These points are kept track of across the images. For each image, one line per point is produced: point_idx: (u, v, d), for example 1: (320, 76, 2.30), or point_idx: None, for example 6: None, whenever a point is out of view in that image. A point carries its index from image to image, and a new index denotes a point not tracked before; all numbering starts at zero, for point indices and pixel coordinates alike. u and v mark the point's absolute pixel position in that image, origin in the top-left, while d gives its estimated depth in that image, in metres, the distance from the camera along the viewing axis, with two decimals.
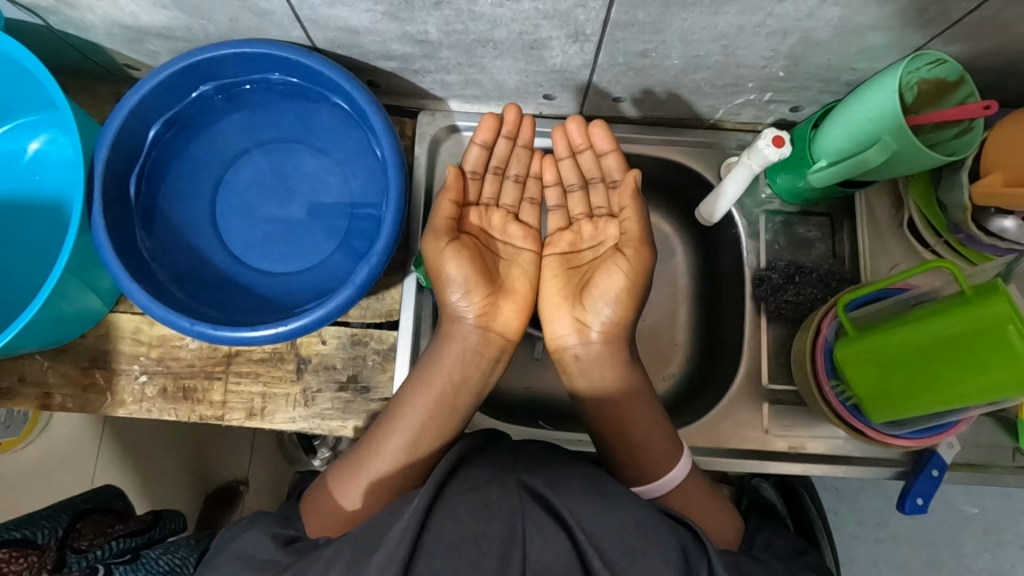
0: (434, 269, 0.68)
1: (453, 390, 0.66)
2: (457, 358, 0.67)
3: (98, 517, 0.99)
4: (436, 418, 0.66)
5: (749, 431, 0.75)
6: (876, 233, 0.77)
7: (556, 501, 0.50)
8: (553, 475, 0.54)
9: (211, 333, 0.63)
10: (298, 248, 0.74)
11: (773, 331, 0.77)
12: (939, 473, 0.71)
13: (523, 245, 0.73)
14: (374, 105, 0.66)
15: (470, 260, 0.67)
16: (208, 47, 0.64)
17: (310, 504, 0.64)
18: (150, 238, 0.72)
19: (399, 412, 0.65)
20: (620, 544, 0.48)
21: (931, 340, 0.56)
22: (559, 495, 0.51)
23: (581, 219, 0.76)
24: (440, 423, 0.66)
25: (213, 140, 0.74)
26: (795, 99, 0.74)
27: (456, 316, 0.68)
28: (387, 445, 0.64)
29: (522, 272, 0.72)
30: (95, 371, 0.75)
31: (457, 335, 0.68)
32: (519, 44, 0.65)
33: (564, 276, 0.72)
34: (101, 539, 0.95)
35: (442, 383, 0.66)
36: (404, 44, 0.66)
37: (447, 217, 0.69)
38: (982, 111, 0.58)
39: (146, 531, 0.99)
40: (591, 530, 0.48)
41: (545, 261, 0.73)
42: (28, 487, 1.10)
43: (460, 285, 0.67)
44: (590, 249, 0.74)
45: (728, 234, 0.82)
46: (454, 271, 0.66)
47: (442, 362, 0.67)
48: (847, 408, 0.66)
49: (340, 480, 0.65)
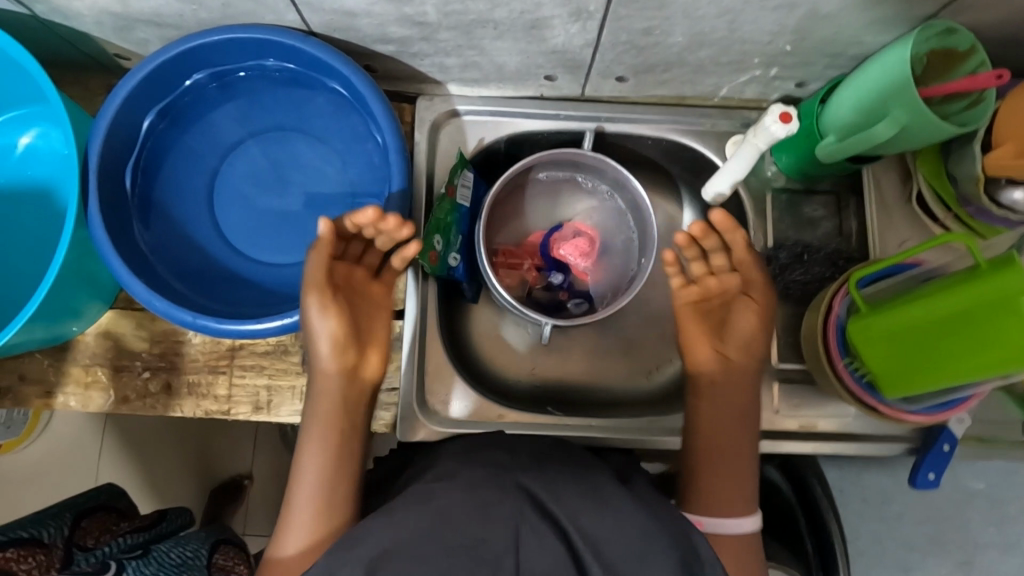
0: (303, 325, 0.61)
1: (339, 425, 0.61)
2: (333, 392, 0.62)
3: (103, 516, 0.97)
4: (336, 467, 0.60)
5: (759, 411, 0.75)
6: (884, 209, 0.76)
7: (555, 509, 0.48)
8: (549, 478, 0.52)
9: (214, 327, 0.62)
10: (298, 239, 0.72)
11: (781, 311, 0.76)
12: (951, 448, 0.71)
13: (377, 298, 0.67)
14: (374, 90, 0.65)
15: (340, 317, 0.61)
16: (202, 34, 0.63)
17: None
18: (147, 231, 0.71)
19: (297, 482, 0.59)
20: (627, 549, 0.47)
21: (943, 315, 0.56)
22: (558, 502, 0.49)
23: (703, 277, 0.72)
24: (344, 450, 0.61)
25: (208, 131, 0.73)
26: (800, 75, 0.73)
27: (319, 365, 0.61)
28: (297, 498, 0.58)
29: (383, 321, 0.67)
30: (97, 368, 0.74)
31: (322, 386, 0.62)
32: (520, 23, 0.63)
33: (699, 313, 0.71)
34: (108, 536, 0.93)
35: (329, 405, 0.62)
36: (402, 26, 0.65)
37: (323, 272, 0.61)
38: (993, 80, 0.58)
39: (152, 527, 0.98)
40: (590, 535, 0.47)
41: (680, 309, 0.72)
42: (31, 487, 1.10)
43: (330, 340, 0.61)
44: (720, 300, 0.71)
45: (734, 214, 0.81)
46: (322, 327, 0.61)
47: (320, 392, 0.62)
48: (861, 385, 0.66)
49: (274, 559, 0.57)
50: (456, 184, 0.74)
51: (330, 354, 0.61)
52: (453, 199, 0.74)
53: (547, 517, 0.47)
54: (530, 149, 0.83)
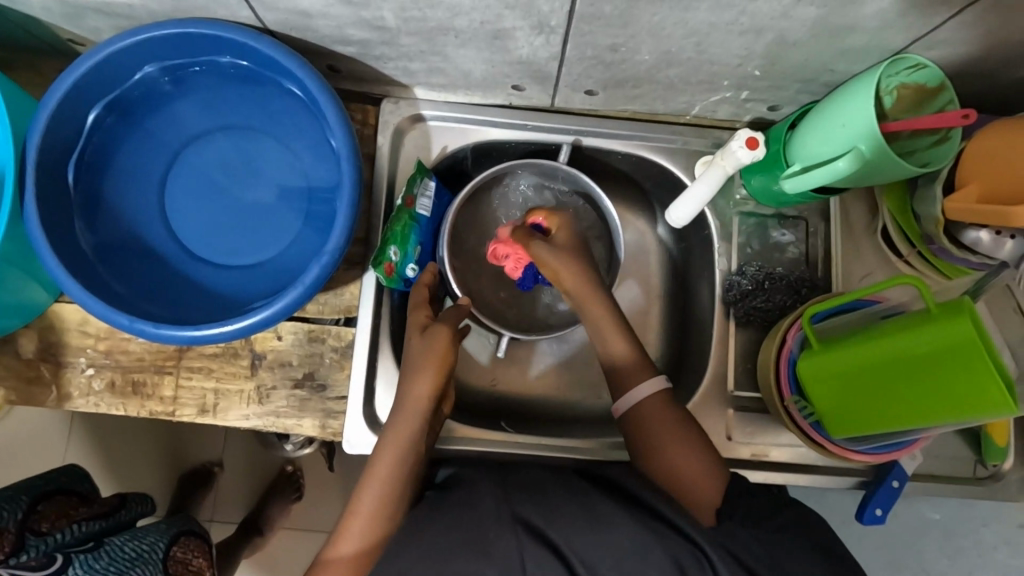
0: (420, 368, 0.66)
1: (397, 476, 0.63)
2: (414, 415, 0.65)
3: (63, 499, 0.92)
4: (385, 521, 0.63)
5: (712, 437, 0.74)
6: (850, 239, 0.75)
7: (552, 534, 0.55)
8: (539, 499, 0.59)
9: (152, 333, 0.61)
10: (253, 241, 0.70)
11: (741, 337, 0.75)
12: (900, 485, 0.70)
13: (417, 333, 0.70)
14: (328, 95, 0.62)
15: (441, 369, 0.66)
16: (151, 27, 0.60)
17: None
18: (93, 228, 0.68)
19: (342, 532, 0.62)
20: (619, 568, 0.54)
21: (902, 360, 0.54)
22: (554, 529, 0.56)
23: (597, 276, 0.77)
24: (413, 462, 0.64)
25: (159, 125, 0.70)
26: (772, 98, 0.71)
27: (412, 397, 0.65)
28: (367, 497, 0.62)
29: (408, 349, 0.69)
30: (40, 363, 0.72)
31: (407, 402, 0.65)
32: (482, 33, 0.61)
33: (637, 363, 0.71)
34: (64, 521, 0.89)
35: (408, 428, 0.64)
36: (361, 29, 0.62)
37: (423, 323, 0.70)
38: (960, 120, 0.56)
39: (113, 514, 0.97)
40: (589, 559, 0.54)
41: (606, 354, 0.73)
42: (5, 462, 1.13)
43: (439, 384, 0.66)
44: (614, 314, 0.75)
45: (700, 235, 0.79)
46: (432, 381, 0.66)
47: (403, 408, 0.65)
48: (809, 423, 0.65)
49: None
50: (416, 194, 0.73)
51: (421, 404, 0.65)
52: (412, 209, 0.72)
53: (544, 544, 0.55)
54: (499, 158, 0.81)
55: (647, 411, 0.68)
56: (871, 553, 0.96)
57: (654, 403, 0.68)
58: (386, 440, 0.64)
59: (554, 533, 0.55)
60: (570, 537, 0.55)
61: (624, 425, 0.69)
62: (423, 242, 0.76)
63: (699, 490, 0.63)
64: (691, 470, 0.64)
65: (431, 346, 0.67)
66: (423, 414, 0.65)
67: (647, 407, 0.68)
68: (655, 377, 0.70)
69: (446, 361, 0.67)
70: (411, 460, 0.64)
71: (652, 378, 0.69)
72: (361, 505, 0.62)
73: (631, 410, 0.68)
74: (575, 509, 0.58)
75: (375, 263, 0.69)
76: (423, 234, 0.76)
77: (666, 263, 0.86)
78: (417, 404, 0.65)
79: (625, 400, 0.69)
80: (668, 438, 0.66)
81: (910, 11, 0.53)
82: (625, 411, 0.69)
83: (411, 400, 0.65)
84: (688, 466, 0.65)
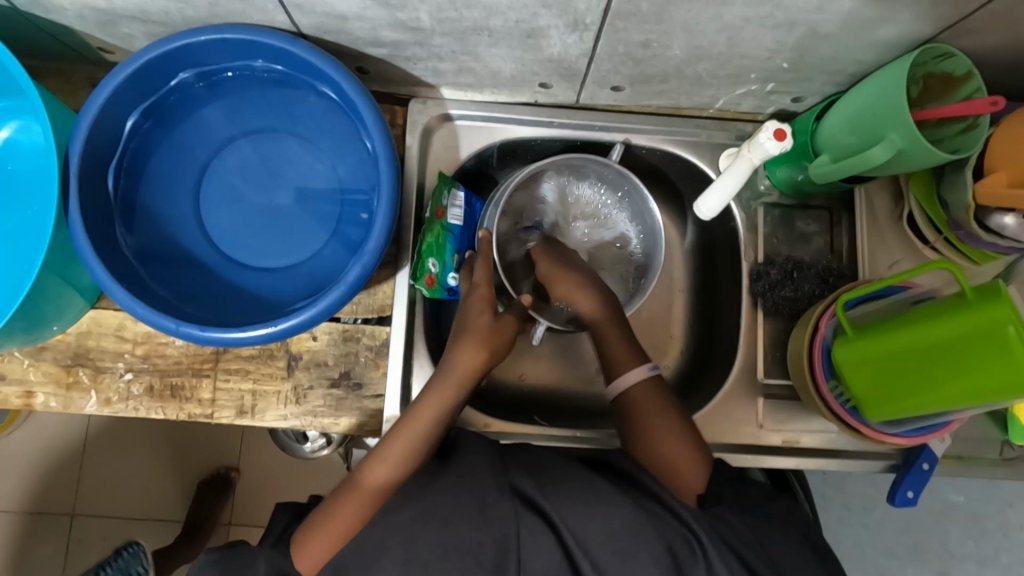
0: (471, 345, 0.69)
1: (428, 434, 0.66)
2: (458, 384, 0.68)
3: None
4: (405, 474, 0.66)
5: (743, 426, 0.75)
6: (876, 227, 0.76)
7: (547, 506, 0.59)
8: (544, 478, 0.62)
9: (198, 335, 0.61)
10: (288, 241, 0.71)
11: (770, 326, 0.76)
12: (930, 467, 0.71)
13: (479, 311, 0.72)
14: (364, 96, 0.63)
15: (485, 348, 0.70)
16: (187, 32, 0.61)
17: (300, 546, 0.63)
18: (131, 234, 0.69)
19: (368, 474, 0.66)
20: (609, 545, 0.57)
21: (937, 343, 0.55)
22: (549, 501, 0.59)
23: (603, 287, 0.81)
24: (443, 427, 0.67)
25: (194, 129, 0.71)
26: (797, 90, 0.72)
27: (459, 368, 0.68)
28: (392, 453, 0.66)
29: (466, 314, 0.72)
30: (78, 369, 0.73)
31: (457, 373, 0.68)
32: (515, 32, 0.62)
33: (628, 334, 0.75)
34: None
35: (451, 395, 0.68)
36: (395, 31, 0.63)
37: (483, 299, 0.72)
38: (988, 107, 0.58)
39: None
40: (578, 534, 0.57)
41: (599, 324, 0.75)
42: (23, 472, 1.23)
43: (482, 364, 0.70)
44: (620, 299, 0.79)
45: (725, 227, 0.81)
46: (474, 358, 0.69)
47: (451, 373, 0.68)
48: (844, 408, 0.67)
49: (317, 527, 0.63)
50: (446, 205, 0.75)
51: (468, 378, 0.68)
52: (444, 220, 0.75)
53: (538, 514, 0.58)
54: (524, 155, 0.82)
55: (638, 399, 0.71)
56: (895, 536, 0.98)
57: (643, 390, 0.71)
58: (420, 407, 0.67)
59: (549, 505, 0.58)
60: (564, 510, 0.58)
61: (614, 408, 0.73)
62: (459, 247, 0.78)
63: (684, 473, 0.67)
64: (685, 459, 0.68)
65: (479, 327, 0.71)
66: (464, 386, 0.68)
67: (635, 396, 0.71)
68: (642, 366, 0.73)
69: (491, 344, 0.71)
70: (444, 425, 0.67)
71: (641, 367, 0.72)
72: (390, 451, 0.65)
73: (623, 396, 0.72)
74: (576, 487, 0.61)
75: (416, 277, 0.72)
76: (459, 242, 0.78)
77: (689, 255, 0.87)
78: (463, 376, 0.68)
79: (616, 385, 0.72)
80: (661, 421, 0.69)
81: (942, 3, 0.54)
82: (618, 396, 0.72)
83: (458, 373, 0.68)
84: (683, 456, 0.68)
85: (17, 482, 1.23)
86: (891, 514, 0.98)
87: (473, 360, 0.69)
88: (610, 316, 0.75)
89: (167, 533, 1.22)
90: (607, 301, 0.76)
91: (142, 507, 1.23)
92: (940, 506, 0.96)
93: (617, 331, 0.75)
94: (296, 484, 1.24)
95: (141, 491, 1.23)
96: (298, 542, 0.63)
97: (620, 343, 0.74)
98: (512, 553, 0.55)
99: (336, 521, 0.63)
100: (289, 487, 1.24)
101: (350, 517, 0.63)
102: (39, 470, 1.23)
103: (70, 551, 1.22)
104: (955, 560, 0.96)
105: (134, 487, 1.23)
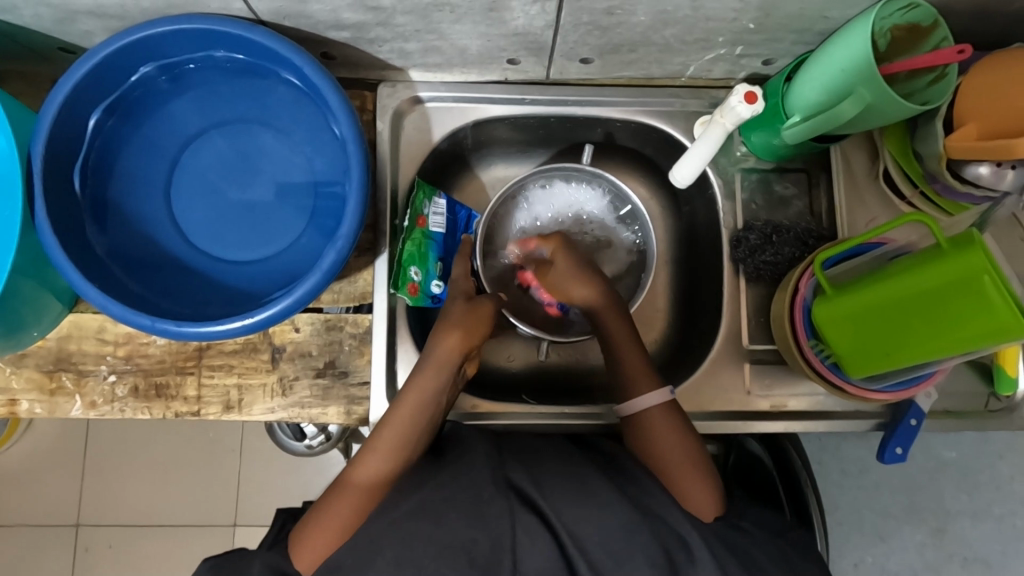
0: (454, 327, 0.70)
1: (422, 415, 0.66)
2: (438, 368, 0.68)
3: None
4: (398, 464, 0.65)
5: (731, 393, 0.75)
6: (855, 186, 0.76)
7: (544, 505, 0.59)
8: (535, 472, 0.62)
9: (174, 330, 0.61)
10: (264, 232, 0.71)
11: (752, 292, 0.76)
12: (918, 422, 0.71)
13: (453, 300, 0.74)
14: (328, 80, 0.62)
15: (468, 330, 0.70)
16: (143, 25, 0.60)
17: (298, 544, 0.62)
18: (104, 235, 0.69)
19: (362, 463, 0.65)
20: (609, 551, 0.56)
21: (911, 296, 0.55)
22: (539, 493, 0.60)
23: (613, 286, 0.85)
24: (433, 412, 0.67)
25: (162, 125, 0.70)
26: (766, 52, 0.72)
27: (440, 352, 0.68)
28: (384, 438, 0.65)
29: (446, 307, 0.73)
30: (61, 374, 0.73)
31: (439, 357, 0.68)
32: (478, 6, 0.61)
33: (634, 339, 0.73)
34: None
35: (437, 378, 0.67)
36: (356, 12, 0.62)
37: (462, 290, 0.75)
38: (955, 56, 0.57)
39: None
40: (577, 536, 0.57)
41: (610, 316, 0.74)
42: (24, 482, 1.23)
43: (467, 347, 0.70)
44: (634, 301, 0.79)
45: (703, 196, 0.80)
46: (456, 340, 0.69)
47: (433, 355, 0.68)
48: (825, 364, 0.67)
49: (315, 521, 0.63)
50: (427, 213, 0.77)
51: (455, 358, 0.69)
52: (424, 228, 0.77)
53: (536, 513, 0.58)
54: (499, 133, 0.82)
55: (655, 420, 0.68)
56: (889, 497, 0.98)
57: (663, 410, 0.69)
58: (409, 390, 0.67)
59: (547, 504, 0.59)
60: (561, 509, 0.59)
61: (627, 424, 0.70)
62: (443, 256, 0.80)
63: (688, 487, 0.66)
64: (688, 467, 0.67)
65: (456, 313, 0.72)
66: (452, 367, 0.68)
67: (653, 415, 0.68)
68: (661, 387, 0.70)
69: (474, 322, 0.71)
70: (435, 408, 0.67)
71: (661, 389, 0.69)
72: (381, 440, 0.65)
73: (637, 415, 0.69)
74: (571, 485, 0.61)
75: (399, 285, 0.74)
76: (442, 249, 0.80)
77: (671, 227, 0.87)
78: (448, 359, 0.68)
79: (631, 405, 0.69)
80: (670, 443, 0.67)
81: None
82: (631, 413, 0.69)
83: (442, 355, 0.68)
84: (689, 481, 0.66)
85: (19, 493, 1.23)
86: (884, 474, 0.98)
87: (455, 342, 0.69)
88: (612, 302, 0.75)
89: (170, 537, 1.22)
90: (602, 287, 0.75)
91: (145, 512, 1.23)
92: (932, 464, 0.97)
93: (624, 328, 0.74)
94: (294, 481, 1.24)
95: (143, 495, 1.23)
96: (295, 542, 0.62)
97: (628, 355, 0.72)
98: (507, 553, 0.54)
99: (330, 512, 0.62)
100: (287, 482, 1.24)
101: (348, 510, 0.63)
102: (42, 480, 1.23)
103: (76, 560, 1.22)
104: (951, 519, 0.94)
105: (135, 493, 1.23)
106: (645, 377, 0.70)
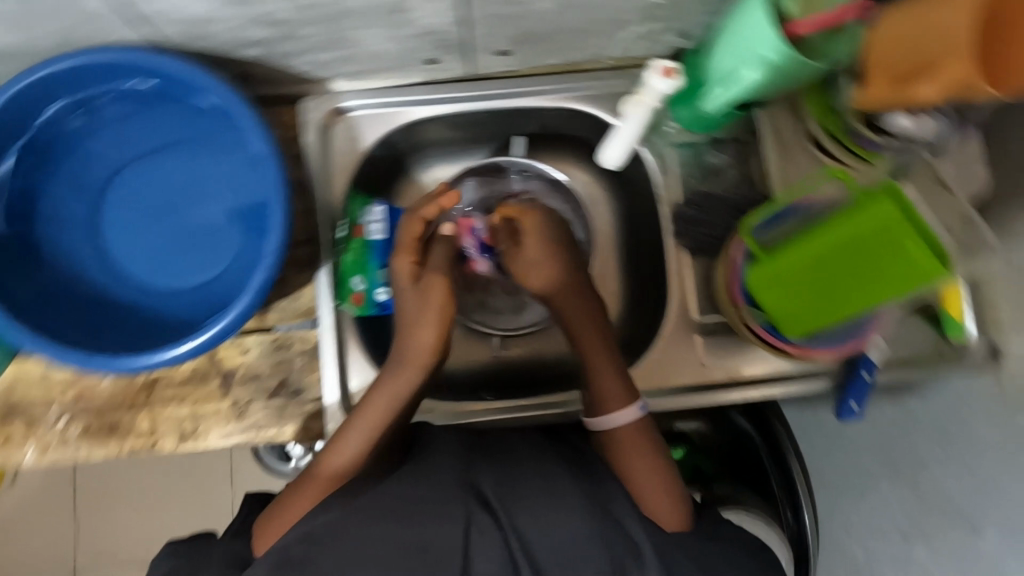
0: (422, 322, 0.69)
1: (391, 415, 0.65)
2: (410, 367, 0.67)
3: None
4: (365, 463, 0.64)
5: (686, 368, 0.75)
6: (785, 149, 0.76)
7: (501, 508, 0.57)
8: (504, 473, 0.61)
9: (108, 365, 0.60)
10: (193, 258, 0.70)
11: (696, 266, 0.76)
12: (871, 376, 0.72)
13: (413, 287, 0.70)
14: (236, 99, 0.62)
15: (441, 325, 0.68)
16: (39, 64, 0.59)
17: (259, 534, 0.61)
18: (33, 278, 0.68)
19: (325, 461, 0.64)
20: (564, 554, 0.55)
21: (840, 245, 0.55)
22: (493, 492, 0.59)
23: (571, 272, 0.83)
24: (405, 409, 0.67)
25: (78, 163, 0.70)
26: (681, 26, 0.72)
27: (413, 349, 0.68)
28: (347, 438, 0.64)
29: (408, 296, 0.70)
30: (11, 423, 0.72)
31: (412, 354, 0.68)
32: (378, 9, 0.61)
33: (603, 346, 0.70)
34: None
35: (408, 376, 0.67)
36: (259, 28, 0.62)
37: (412, 264, 0.71)
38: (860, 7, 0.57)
39: None
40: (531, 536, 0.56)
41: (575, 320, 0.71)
42: (11, 534, 1.22)
43: (439, 346, 0.69)
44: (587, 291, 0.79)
45: (641, 175, 0.81)
46: (431, 336, 0.68)
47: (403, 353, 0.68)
48: (767, 329, 0.67)
49: (276, 515, 0.62)
50: (366, 221, 0.76)
51: (428, 352, 0.68)
52: (363, 237, 0.76)
53: (491, 514, 0.57)
54: (431, 134, 0.82)
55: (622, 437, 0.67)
56: None
57: (636, 430, 0.67)
58: (377, 390, 0.66)
59: (508, 507, 0.57)
60: (519, 510, 0.57)
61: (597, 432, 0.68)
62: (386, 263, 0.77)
63: (656, 499, 0.63)
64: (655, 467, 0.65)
65: (417, 302, 0.69)
66: (426, 364, 0.68)
67: (624, 436, 0.66)
68: (632, 404, 0.67)
69: (445, 307, 0.69)
70: (406, 406, 0.66)
71: (631, 408, 0.67)
72: (346, 441, 0.64)
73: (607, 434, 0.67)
74: (537, 484, 0.60)
75: (343, 296, 0.74)
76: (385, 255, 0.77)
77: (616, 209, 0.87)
78: (421, 355, 0.68)
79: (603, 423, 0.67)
80: (636, 451, 0.66)
81: None
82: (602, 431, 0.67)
83: (414, 350, 0.68)
84: (656, 492, 0.64)
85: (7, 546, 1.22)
86: None
87: (429, 337, 0.68)
88: (571, 289, 0.71)
89: None
90: (560, 262, 0.72)
91: (136, 551, 1.22)
92: None
93: (596, 338, 0.70)
94: None
95: (132, 535, 1.22)
96: (257, 535, 0.62)
97: (600, 367, 0.68)
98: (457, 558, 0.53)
99: (276, 532, 0.61)
100: None
101: (305, 503, 0.62)
102: (29, 530, 1.22)
103: None
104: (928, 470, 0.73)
105: (124, 533, 1.22)
106: (619, 396, 0.67)
